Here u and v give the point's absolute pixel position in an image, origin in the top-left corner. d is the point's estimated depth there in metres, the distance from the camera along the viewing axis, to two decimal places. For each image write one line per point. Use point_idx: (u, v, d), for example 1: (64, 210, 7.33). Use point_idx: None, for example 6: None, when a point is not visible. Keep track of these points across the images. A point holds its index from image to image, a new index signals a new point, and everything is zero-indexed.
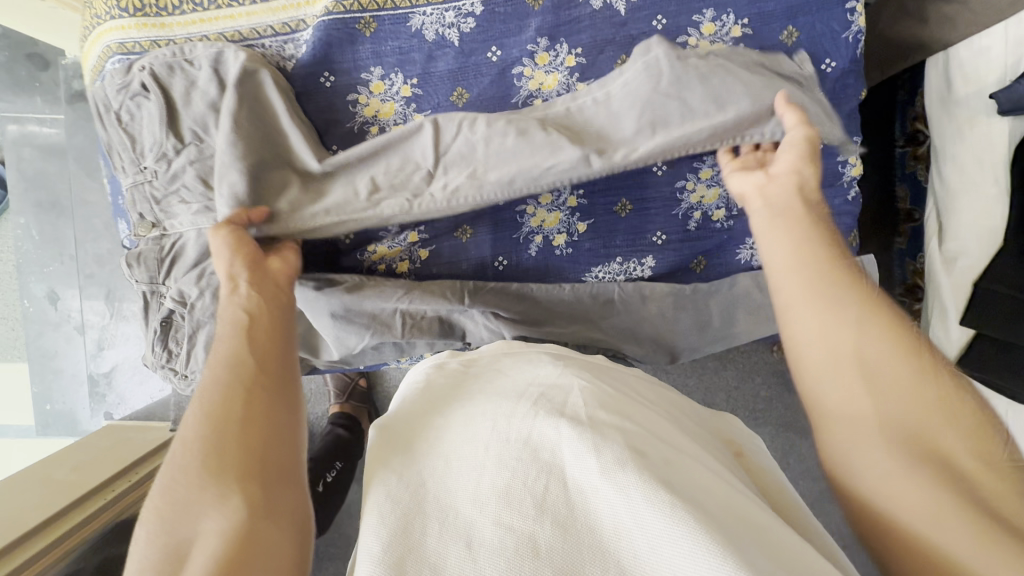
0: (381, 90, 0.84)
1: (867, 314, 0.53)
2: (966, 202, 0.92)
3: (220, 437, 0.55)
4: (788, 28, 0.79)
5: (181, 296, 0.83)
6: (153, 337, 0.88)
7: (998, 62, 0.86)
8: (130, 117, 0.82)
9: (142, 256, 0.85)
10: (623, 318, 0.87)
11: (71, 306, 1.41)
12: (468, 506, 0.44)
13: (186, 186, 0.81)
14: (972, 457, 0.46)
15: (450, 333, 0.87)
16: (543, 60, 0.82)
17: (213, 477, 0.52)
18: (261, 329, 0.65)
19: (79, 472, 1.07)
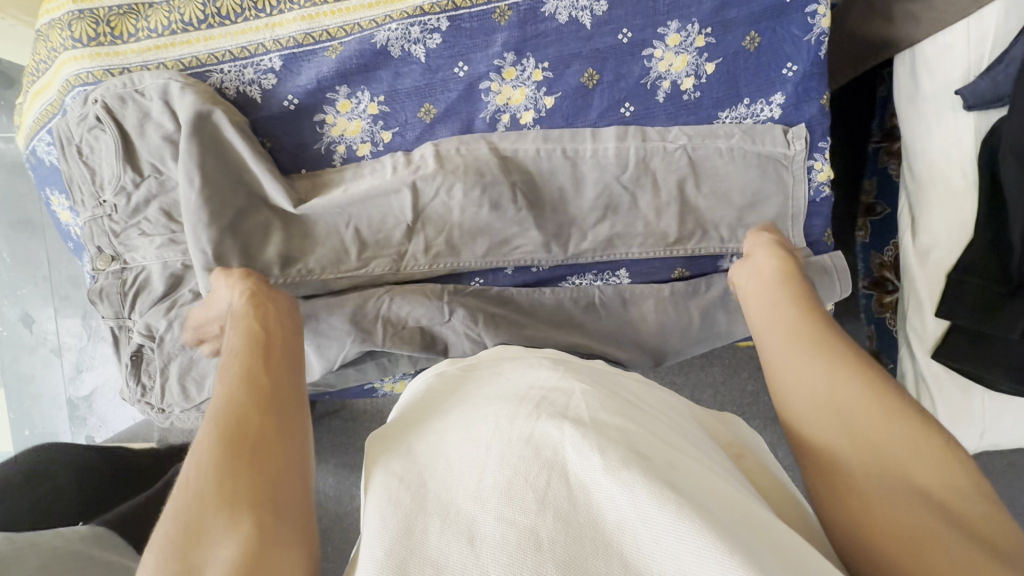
0: (348, 109, 0.83)
1: (838, 361, 0.56)
2: (936, 196, 0.93)
3: (236, 464, 0.49)
4: (751, 34, 0.80)
5: (149, 330, 0.80)
6: (126, 371, 0.83)
7: (963, 60, 0.88)
8: (90, 150, 0.81)
9: (103, 291, 0.82)
10: (605, 320, 0.84)
11: (46, 329, 1.36)
12: (469, 503, 0.43)
13: (148, 219, 0.81)
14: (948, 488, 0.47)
15: (433, 347, 0.80)
16: (510, 74, 0.81)
17: (233, 508, 0.47)
18: (274, 356, 0.61)
19: None
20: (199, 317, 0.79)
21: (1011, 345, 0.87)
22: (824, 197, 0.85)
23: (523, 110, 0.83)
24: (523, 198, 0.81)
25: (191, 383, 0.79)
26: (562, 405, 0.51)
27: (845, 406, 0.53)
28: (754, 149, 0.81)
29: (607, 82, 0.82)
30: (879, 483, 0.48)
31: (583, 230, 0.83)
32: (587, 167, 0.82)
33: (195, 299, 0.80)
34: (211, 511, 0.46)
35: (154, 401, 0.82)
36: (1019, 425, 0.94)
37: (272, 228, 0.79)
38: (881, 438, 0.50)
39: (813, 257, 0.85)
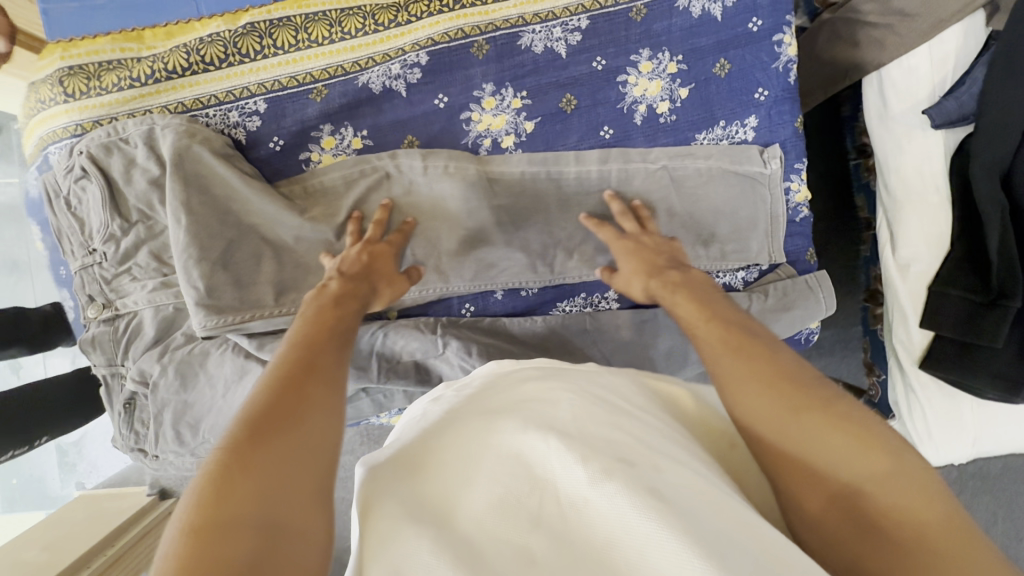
0: (332, 145, 0.83)
1: (749, 368, 0.54)
2: (912, 211, 0.94)
3: (299, 393, 0.51)
4: (720, 60, 0.82)
5: (142, 375, 0.79)
6: (118, 420, 0.82)
7: (928, 81, 0.92)
8: (78, 201, 0.82)
9: (96, 340, 0.82)
10: (600, 346, 0.84)
11: (35, 373, 1.30)
12: (464, 520, 0.44)
13: (138, 264, 0.81)
14: (882, 477, 0.45)
15: (428, 381, 0.82)
16: (491, 103, 0.83)
17: (294, 435, 0.47)
18: (338, 318, 0.64)
19: (52, 550, 1.07)
20: (193, 361, 0.79)
21: (996, 351, 0.89)
22: (804, 218, 0.88)
23: (503, 134, 0.84)
24: (507, 220, 0.82)
25: (185, 428, 0.78)
26: (548, 415, 0.52)
27: (773, 446, 0.49)
28: (732, 167, 0.83)
29: (584, 107, 0.83)
30: (833, 507, 0.46)
31: (567, 250, 0.84)
32: (572, 187, 0.83)
33: (187, 342, 0.80)
34: (276, 428, 0.47)
35: (147, 447, 0.82)
36: (1006, 430, 0.96)
37: (259, 259, 0.79)
38: (816, 456, 0.47)
39: (797, 277, 0.87)
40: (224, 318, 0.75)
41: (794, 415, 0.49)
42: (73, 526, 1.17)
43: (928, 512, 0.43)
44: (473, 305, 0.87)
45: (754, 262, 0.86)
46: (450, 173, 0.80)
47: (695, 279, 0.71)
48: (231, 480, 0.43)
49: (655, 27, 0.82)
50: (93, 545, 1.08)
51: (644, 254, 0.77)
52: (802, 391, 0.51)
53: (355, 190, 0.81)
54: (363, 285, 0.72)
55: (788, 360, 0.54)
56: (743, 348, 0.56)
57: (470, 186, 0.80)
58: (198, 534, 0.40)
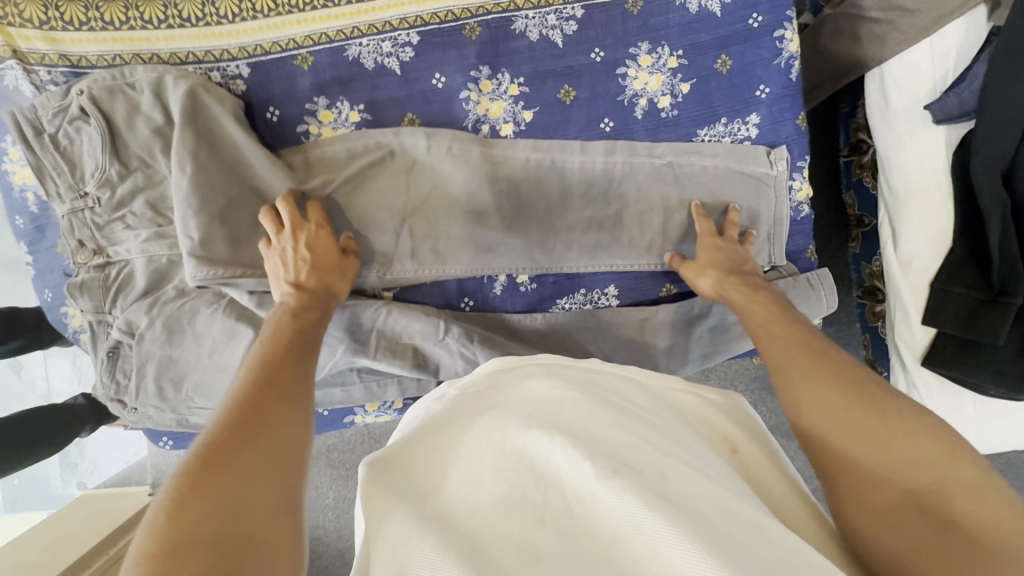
0: (330, 118, 0.80)
1: (819, 380, 0.56)
2: (915, 208, 0.94)
3: (257, 411, 0.51)
4: (721, 57, 0.82)
5: (129, 326, 0.77)
6: (101, 367, 0.81)
7: (928, 78, 0.91)
8: (68, 141, 0.76)
9: (84, 284, 0.79)
10: (602, 343, 0.84)
11: (36, 374, 1.30)
12: (472, 519, 0.44)
13: (133, 213, 0.78)
14: (941, 480, 0.46)
15: (424, 368, 0.81)
16: (487, 87, 0.81)
17: (251, 451, 0.47)
18: (299, 332, 0.64)
19: (53, 550, 1.08)
20: (182, 316, 0.77)
21: (997, 350, 0.89)
22: (805, 216, 0.88)
23: (502, 122, 0.82)
24: (508, 208, 0.80)
25: (169, 384, 0.78)
26: (554, 413, 0.51)
27: (837, 444, 0.51)
28: (739, 167, 0.82)
29: (584, 98, 0.82)
30: (888, 508, 0.46)
31: (567, 241, 0.82)
32: (574, 176, 0.81)
33: (179, 296, 0.78)
34: (232, 447, 0.47)
35: (128, 399, 0.80)
36: (1008, 427, 0.95)
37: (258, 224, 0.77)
38: (892, 458, 0.48)
39: (799, 275, 0.86)
40: (224, 272, 0.72)
41: (870, 421, 0.51)
42: (73, 526, 1.16)
43: (1004, 526, 0.42)
44: (473, 301, 0.85)
45: (754, 262, 0.85)
46: (454, 154, 0.78)
47: (769, 291, 0.73)
48: (185, 499, 0.42)
49: (654, 22, 0.80)
50: (94, 543, 1.08)
51: (722, 257, 0.79)
52: (874, 398, 0.53)
53: (357, 164, 0.78)
54: (321, 293, 0.70)
55: (865, 372, 0.56)
56: (812, 361, 0.59)
57: (469, 183, 0.79)
58: (160, 551, 0.39)
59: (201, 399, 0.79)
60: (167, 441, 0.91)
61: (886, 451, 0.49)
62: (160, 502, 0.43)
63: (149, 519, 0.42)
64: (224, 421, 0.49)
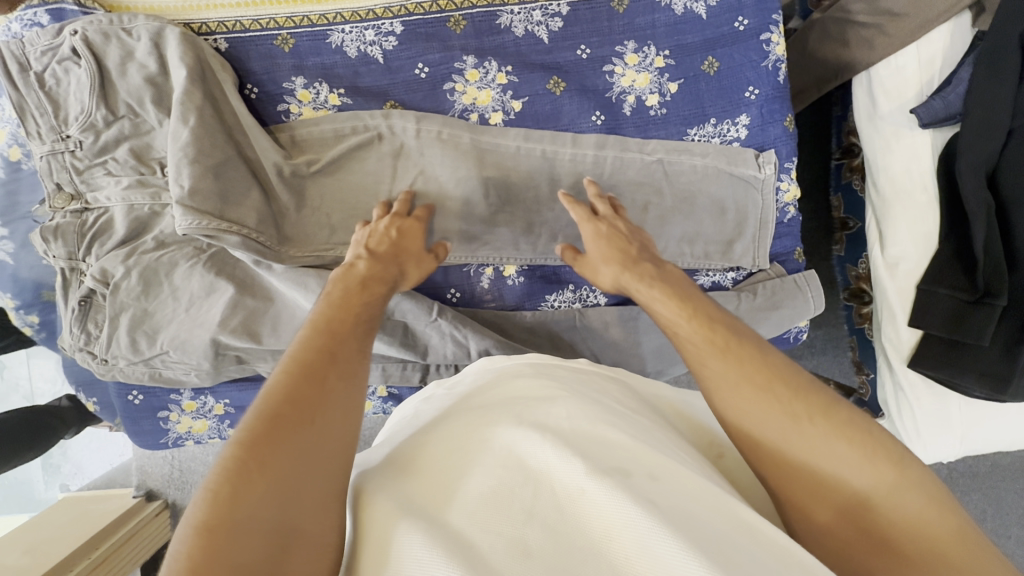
0: (309, 98, 0.76)
1: (729, 372, 0.52)
2: (901, 209, 0.94)
3: (324, 388, 0.49)
4: (708, 58, 0.79)
5: (104, 275, 0.69)
6: (70, 317, 0.71)
7: (914, 80, 0.93)
8: (55, 80, 0.69)
9: (59, 229, 0.69)
10: (589, 344, 0.81)
11: (19, 374, 1.27)
12: (458, 516, 0.43)
13: (115, 159, 0.70)
14: (872, 485, 0.45)
15: (412, 347, 0.76)
16: (474, 76, 0.77)
17: (312, 428, 0.46)
18: (365, 301, 0.61)
19: (34, 553, 1.05)
20: (160, 268, 0.70)
21: (982, 351, 0.90)
22: (790, 219, 0.85)
23: (491, 111, 0.78)
24: (495, 196, 0.76)
25: (142, 336, 0.70)
26: (542, 414, 0.51)
27: (773, 451, 0.48)
28: (728, 168, 0.79)
29: (574, 89, 0.78)
30: (827, 519, 0.46)
31: (552, 231, 0.78)
32: (565, 169, 0.77)
33: (158, 248, 0.70)
34: (299, 422, 0.46)
35: (97, 350, 0.71)
36: (993, 428, 0.96)
37: (255, 185, 0.69)
38: (820, 465, 0.47)
39: (786, 277, 0.85)
40: (212, 224, 0.64)
41: (792, 427, 0.48)
42: (51, 532, 1.13)
43: (942, 527, 0.43)
44: (459, 293, 0.80)
45: (737, 265, 0.83)
46: (443, 140, 0.75)
47: (669, 272, 0.66)
48: (251, 476, 0.42)
49: (639, 21, 0.78)
50: (74, 548, 1.05)
51: (620, 240, 0.71)
52: (793, 395, 0.49)
53: (343, 145, 0.74)
54: (392, 266, 0.66)
55: (767, 354, 0.52)
56: (721, 345, 0.54)
57: (456, 173, 0.75)
58: (218, 529, 0.39)
59: (176, 353, 0.70)
60: (136, 397, 0.80)
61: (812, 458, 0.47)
62: (218, 472, 0.42)
63: (206, 487, 0.41)
64: (287, 388, 0.48)
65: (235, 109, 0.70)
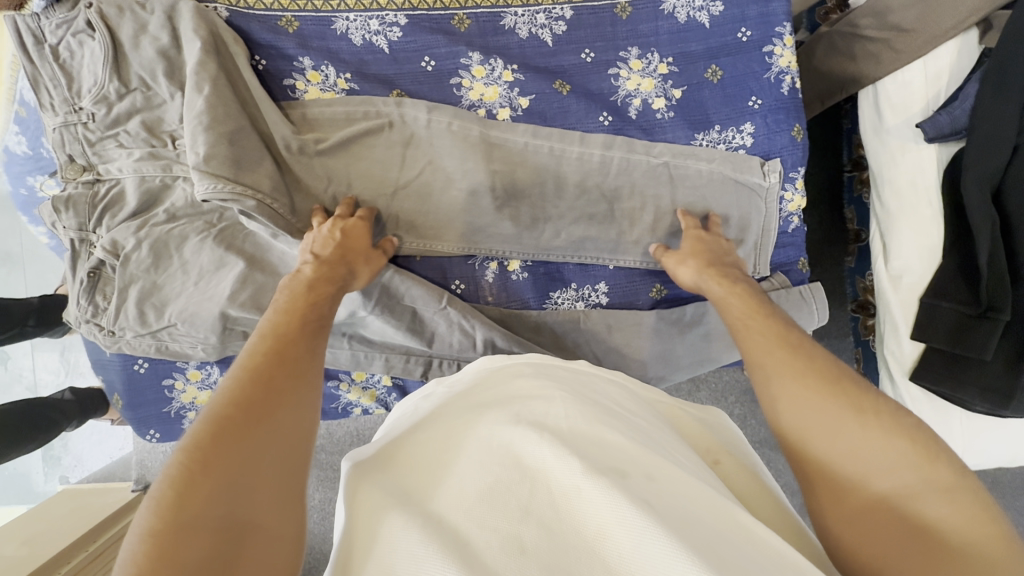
0: (318, 80, 0.76)
1: (792, 367, 0.56)
2: (905, 222, 0.95)
3: (266, 390, 0.49)
4: (712, 66, 0.80)
5: (114, 246, 0.69)
6: (77, 288, 0.70)
7: (921, 95, 0.93)
8: (69, 54, 0.70)
9: (70, 200, 0.69)
10: (591, 345, 0.81)
11: (23, 365, 1.28)
12: (454, 511, 0.43)
13: (127, 133, 0.70)
14: (905, 480, 0.45)
15: (419, 334, 0.76)
16: (480, 73, 0.78)
17: (255, 433, 0.46)
18: (316, 304, 0.61)
19: (30, 545, 1.05)
20: (171, 242, 0.70)
21: (984, 365, 0.89)
22: (795, 228, 0.85)
23: (498, 107, 0.78)
24: (502, 190, 0.75)
25: (151, 308, 0.69)
26: (539, 413, 0.51)
27: (814, 448, 0.50)
28: (733, 175, 0.79)
29: (579, 92, 0.79)
30: (857, 511, 0.46)
31: (556, 229, 0.78)
32: (571, 168, 0.77)
33: (169, 221, 0.70)
34: (243, 426, 0.45)
35: (103, 322, 0.71)
36: (995, 444, 0.96)
37: (267, 155, 0.69)
38: (862, 461, 0.47)
39: (791, 287, 0.85)
40: (228, 188, 0.64)
41: (839, 417, 0.50)
42: (49, 524, 1.13)
43: (976, 529, 0.41)
44: (464, 284, 0.79)
45: (740, 271, 0.83)
46: (453, 131, 0.74)
47: (750, 284, 0.71)
48: (193, 482, 0.41)
49: (642, 28, 0.80)
50: (72, 540, 1.06)
51: (709, 251, 0.75)
52: (849, 393, 0.51)
53: (352, 128, 0.73)
54: (342, 265, 0.66)
55: (835, 362, 0.56)
56: (789, 346, 0.58)
57: (462, 164, 0.74)
58: (162, 537, 0.39)
59: (184, 326, 0.69)
60: (142, 365, 0.77)
61: (851, 446, 0.48)
62: (162, 483, 0.42)
63: (152, 499, 0.41)
64: (230, 397, 0.47)
65: (251, 104, 0.72)
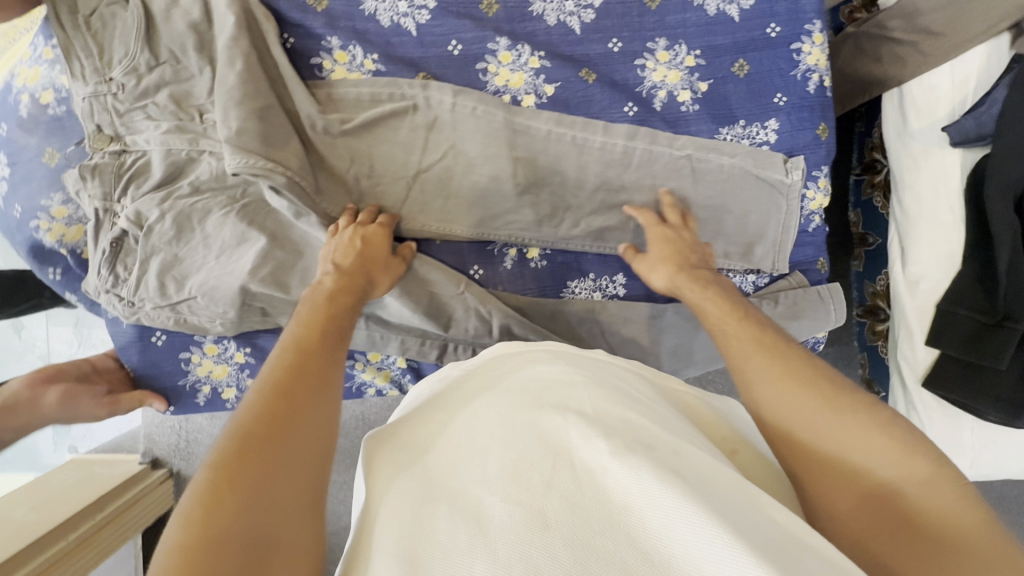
0: (345, 60, 0.76)
1: (772, 370, 0.56)
2: (925, 228, 0.94)
3: (288, 403, 0.49)
4: (739, 61, 0.80)
5: (138, 217, 0.69)
6: (98, 257, 0.71)
7: (948, 98, 0.92)
8: (102, 26, 0.70)
9: (97, 169, 0.70)
10: (606, 337, 0.81)
11: (37, 335, 1.29)
12: (478, 487, 0.44)
13: (155, 105, 0.70)
14: (896, 473, 0.46)
15: (435, 318, 0.76)
16: (507, 58, 0.77)
17: (278, 447, 0.46)
18: (334, 320, 0.61)
19: (38, 510, 1.06)
20: (194, 215, 0.70)
21: (999, 374, 0.89)
22: (815, 228, 0.84)
23: (523, 94, 0.78)
24: (524, 176, 0.75)
25: (171, 280, 0.70)
26: (564, 396, 0.51)
27: (801, 442, 0.51)
28: (756, 171, 0.78)
29: (604, 81, 0.79)
30: (855, 508, 0.47)
31: (576, 218, 0.78)
32: (594, 157, 0.76)
33: (193, 194, 0.71)
34: (269, 442, 0.46)
35: (123, 293, 0.71)
36: (1006, 455, 0.95)
37: (293, 133, 0.70)
38: (845, 454, 0.49)
39: (809, 287, 0.85)
40: (260, 163, 0.65)
41: (829, 415, 0.50)
42: (61, 490, 1.14)
43: (968, 517, 0.43)
44: (482, 269, 0.80)
45: (759, 268, 0.83)
46: (477, 115, 0.74)
47: (724, 283, 0.71)
48: (221, 495, 0.42)
49: (671, 19, 0.79)
50: (82, 506, 1.07)
51: (678, 250, 0.74)
52: (832, 392, 0.52)
53: (378, 109, 0.73)
54: (360, 278, 0.67)
55: (816, 362, 0.56)
56: (764, 349, 0.58)
57: (486, 148, 0.74)
58: (192, 548, 0.39)
59: (204, 299, 0.70)
60: (160, 338, 0.78)
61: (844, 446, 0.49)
62: (191, 497, 0.42)
63: (181, 511, 0.41)
64: (253, 412, 0.48)
65: (279, 81, 0.72)
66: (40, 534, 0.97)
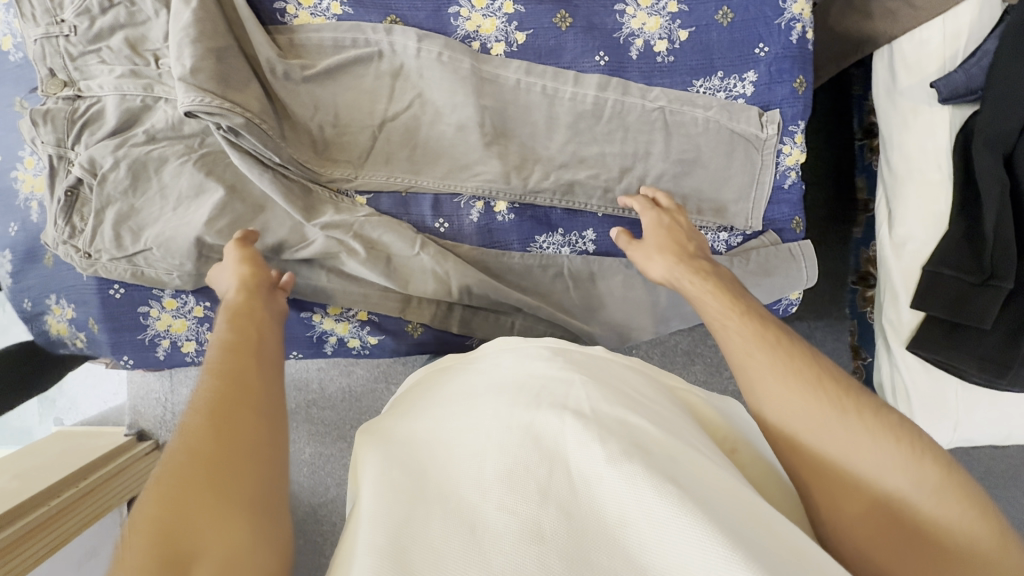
0: (310, 4, 0.73)
1: (779, 368, 0.54)
2: (912, 187, 0.92)
3: (224, 435, 0.43)
4: (722, 8, 0.77)
5: (92, 164, 0.67)
6: (53, 207, 0.69)
7: (938, 54, 0.89)
8: None
9: (49, 114, 0.68)
10: (575, 296, 0.79)
11: None
12: (471, 490, 0.41)
13: (109, 48, 0.69)
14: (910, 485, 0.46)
15: (392, 277, 0.73)
16: (480, 3, 0.75)
17: (223, 487, 0.40)
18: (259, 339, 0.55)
19: (23, 477, 1.05)
20: (150, 163, 0.68)
21: (982, 334, 0.87)
22: (792, 184, 0.81)
23: (493, 41, 0.75)
24: (491, 126, 0.74)
25: (126, 231, 0.68)
26: (564, 397, 0.49)
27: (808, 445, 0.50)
28: (729, 124, 0.76)
29: (579, 27, 0.76)
30: (861, 517, 0.48)
31: (547, 169, 0.76)
32: (564, 109, 0.75)
33: (149, 143, 0.69)
34: (219, 475, 0.41)
35: (80, 243, 0.69)
36: (987, 418, 0.94)
37: (252, 78, 0.68)
38: (856, 463, 0.48)
39: (781, 245, 0.82)
40: (216, 102, 0.63)
41: (841, 416, 0.50)
42: (44, 460, 1.13)
43: (978, 530, 0.44)
44: (448, 223, 0.77)
45: (732, 224, 0.80)
46: (442, 62, 0.72)
47: (722, 273, 0.69)
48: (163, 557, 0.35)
49: None
50: (65, 475, 1.07)
51: (677, 235, 0.73)
52: (844, 396, 0.51)
53: (342, 55, 0.71)
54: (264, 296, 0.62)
55: (825, 361, 0.54)
56: (773, 343, 0.56)
57: (449, 97, 0.72)
58: None
59: (159, 251, 0.68)
60: (118, 290, 0.77)
61: (857, 455, 0.48)
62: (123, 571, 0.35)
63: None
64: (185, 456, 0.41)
65: (239, 25, 0.70)
66: (23, 498, 0.97)
